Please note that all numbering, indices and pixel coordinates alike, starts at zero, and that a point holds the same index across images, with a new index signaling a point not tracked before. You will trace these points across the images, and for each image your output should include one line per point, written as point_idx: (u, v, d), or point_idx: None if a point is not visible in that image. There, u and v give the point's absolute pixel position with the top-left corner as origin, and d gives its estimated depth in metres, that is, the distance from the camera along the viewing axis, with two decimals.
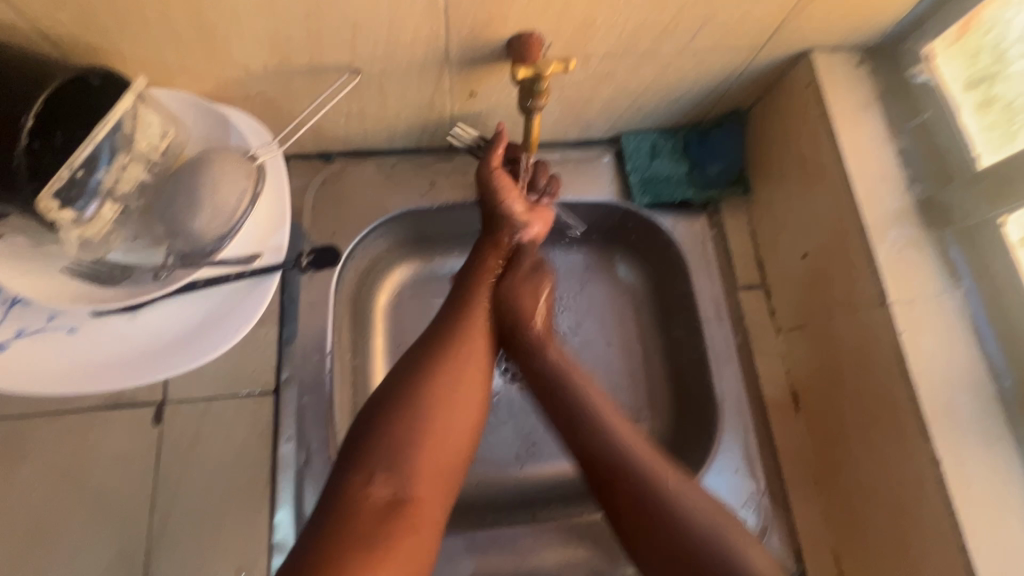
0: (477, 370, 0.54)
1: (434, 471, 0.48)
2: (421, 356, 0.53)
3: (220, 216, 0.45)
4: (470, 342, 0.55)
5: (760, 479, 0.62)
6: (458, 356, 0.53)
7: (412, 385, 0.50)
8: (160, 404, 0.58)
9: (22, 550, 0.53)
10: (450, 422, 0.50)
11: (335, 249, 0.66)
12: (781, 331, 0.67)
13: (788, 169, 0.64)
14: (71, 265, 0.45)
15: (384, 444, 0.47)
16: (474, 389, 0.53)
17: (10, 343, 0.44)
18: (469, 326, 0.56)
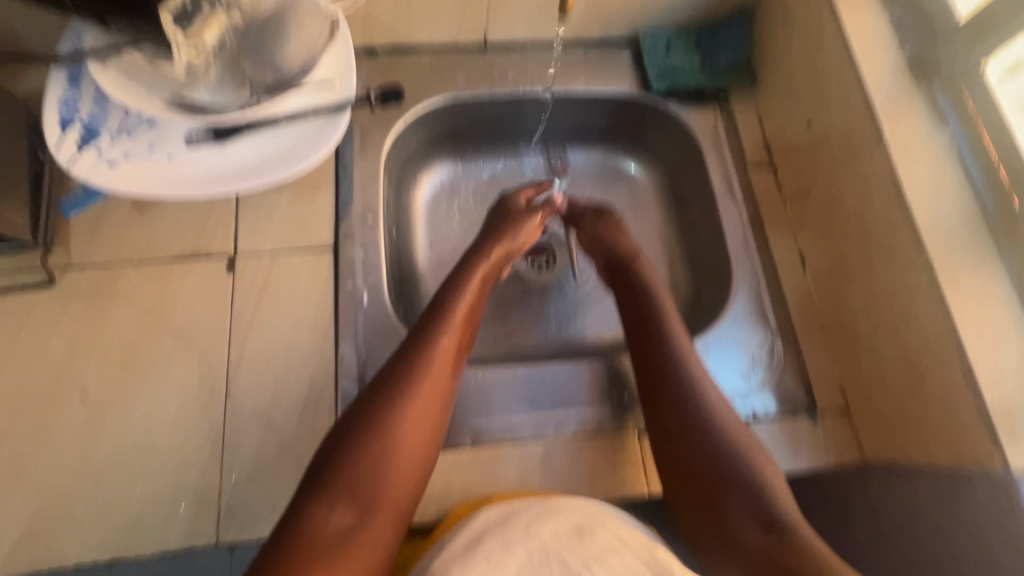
0: (438, 394, 0.55)
1: (393, 501, 0.51)
2: (383, 389, 0.54)
3: (304, 49, 0.52)
4: (429, 371, 0.55)
5: (772, 323, 0.69)
6: (421, 381, 0.55)
7: (374, 420, 0.52)
8: (233, 255, 0.65)
9: (114, 374, 0.59)
10: (412, 439, 0.52)
11: (400, 86, 0.74)
12: (787, 202, 0.74)
13: (792, 50, 0.71)
14: (168, 99, 0.51)
15: (345, 476, 0.49)
16: (428, 421, 0.54)
17: (121, 162, 0.52)
18: (433, 359, 0.56)
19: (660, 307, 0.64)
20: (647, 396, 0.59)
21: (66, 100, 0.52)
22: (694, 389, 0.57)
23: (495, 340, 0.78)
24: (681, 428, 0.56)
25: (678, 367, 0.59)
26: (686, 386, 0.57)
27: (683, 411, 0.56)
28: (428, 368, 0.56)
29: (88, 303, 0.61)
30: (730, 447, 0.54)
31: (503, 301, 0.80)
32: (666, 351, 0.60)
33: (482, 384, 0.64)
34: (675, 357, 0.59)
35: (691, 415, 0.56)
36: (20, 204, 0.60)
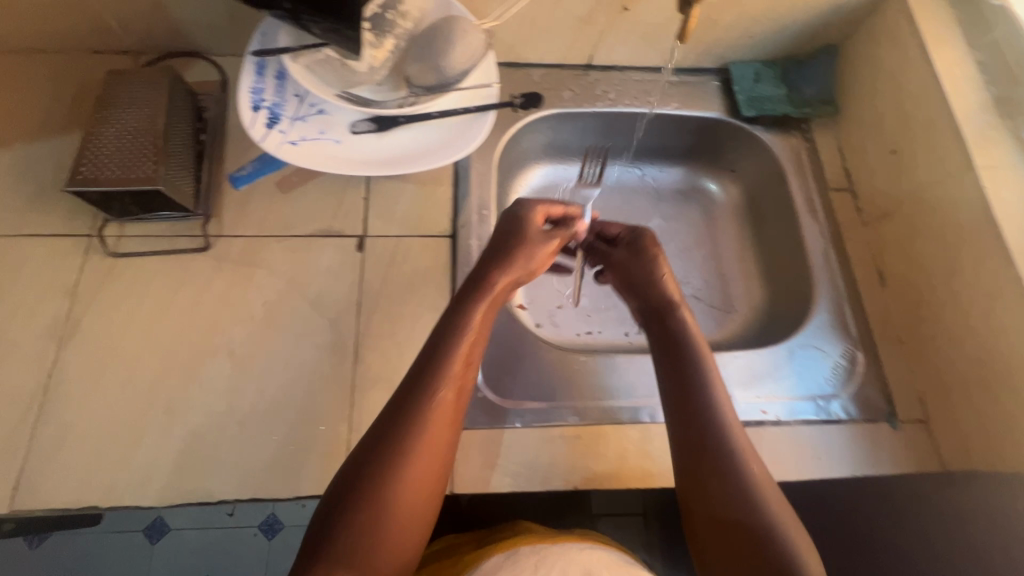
0: (439, 449, 0.50)
1: (389, 559, 0.46)
2: (375, 463, 0.48)
3: (468, 55, 0.60)
4: (431, 421, 0.50)
5: (854, 334, 0.73)
6: (415, 441, 0.49)
7: (365, 485, 0.47)
8: (362, 236, 0.72)
9: (257, 333, 0.65)
10: (409, 498, 0.48)
11: (540, 97, 0.83)
12: (867, 224, 0.79)
13: (877, 85, 0.77)
14: (339, 91, 0.59)
15: (348, 545, 0.45)
16: (437, 470, 0.50)
17: (299, 143, 0.59)
18: (436, 414, 0.50)
19: (707, 375, 0.57)
20: (682, 461, 0.53)
21: (255, 89, 0.60)
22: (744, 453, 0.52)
23: (579, 336, 0.85)
24: (732, 497, 0.50)
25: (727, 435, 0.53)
26: (735, 454, 0.52)
27: (726, 482, 0.51)
28: (425, 427, 0.50)
29: (236, 269, 0.68)
30: (772, 524, 0.48)
31: (587, 301, 0.88)
32: (710, 420, 0.54)
33: (586, 368, 0.70)
34: (715, 426, 0.54)
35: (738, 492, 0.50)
36: (189, 177, 0.69)
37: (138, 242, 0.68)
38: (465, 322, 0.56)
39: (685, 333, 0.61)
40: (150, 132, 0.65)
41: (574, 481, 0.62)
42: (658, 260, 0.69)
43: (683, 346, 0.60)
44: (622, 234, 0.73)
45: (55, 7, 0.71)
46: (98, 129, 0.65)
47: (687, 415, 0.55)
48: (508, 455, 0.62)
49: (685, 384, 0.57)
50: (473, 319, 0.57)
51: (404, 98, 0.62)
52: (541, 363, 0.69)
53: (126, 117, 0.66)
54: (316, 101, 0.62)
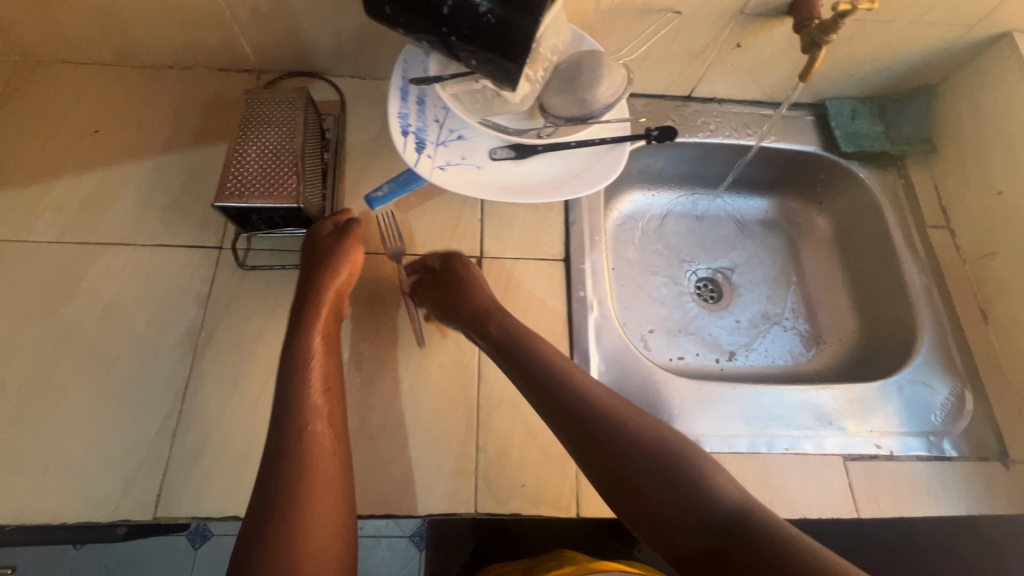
0: (331, 477, 0.53)
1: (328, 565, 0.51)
2: (276, 482, 0.52)
3: (612, 90, 0.62)
4: (306, 456, 0.53)
5: (960, 372, 0.74)
6: (306, 470, 0.53)
7: (286, 516, 0.51)
8: (480, 257, 0.73)
9: (384, 349, 0.67)
10: (313, 516, 0.51)
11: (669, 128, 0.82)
12: (967, 262, 0.80)
13: (981, 127, 0.79)
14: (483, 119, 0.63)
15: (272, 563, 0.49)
16: (336, 493, 0.53)
17: (446, 168, 0.62)
18: (307, 450, 0.53)
19: (594, 400, 0.58)
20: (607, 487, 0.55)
21: (401, 114, 0.62)
22: (653, 468, 0.54)
23: (673, 361, 0.85)
24: (670, 520, 0.52)
25: (639, 464, 0.54)
26: (657, 477, 0.54)
27: (663, 497, 0.53)
28: (303, 459, 0.53)
29: (361, 285, 0.70)
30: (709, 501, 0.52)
31: (678, 326, 0.88)
32: (620, 444, 0.55)
33: (701, 396, 0.70)
34: (633, 454, 0.55)
35: (684, 509, 0.52)
36: (317, 194, 0.70)
37: (266, 256, 0.70)
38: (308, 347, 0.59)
39: (543, 359, 0.61)
40: (287, 150, 0.66)
41: None
42: (479, 283, 0.67)
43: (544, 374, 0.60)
44: (436, 266, 0.69)
45: (192, 31, 0.74)
46: (239, 146, 0.66)
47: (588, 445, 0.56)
48: None
49: (576, 420, 0.57)
50: (311, 342, 0.59)
51: (542, 128, 0.65)
52: (656, 390, 0.69)
53: (264, 135, 0.67)
54: (455, 128, 0.64)
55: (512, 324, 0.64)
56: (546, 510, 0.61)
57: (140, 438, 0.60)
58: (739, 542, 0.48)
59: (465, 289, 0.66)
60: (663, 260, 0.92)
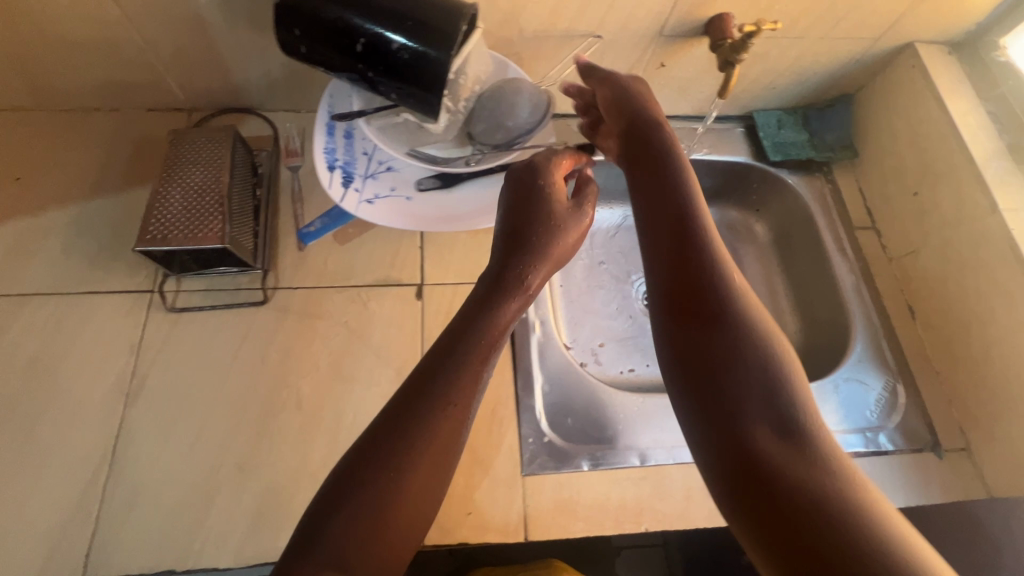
0: (444, 467, 0.42)
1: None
2: (398, 441, 0.41)
3: (534, 113, 0.64)
4: (444, 427, 0.42)
5: (892, 367, 0.76)
6: (427, 447, 0.41)
7: (384, 490, 0.39)
8: (421, 284, 0.74)
9: (325, 385, 0.66)
10: (406, 529, 0.39)
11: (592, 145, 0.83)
12: (893, 261, 0.84)
13: (894, 133, 0.83)
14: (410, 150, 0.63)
15: (341, 545, 0.37)
16: (436, 487, 0.42)
17: (374, 201, 0.62)
18: (439, 422, 0.42)
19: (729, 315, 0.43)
20: (699, 401, 0.41)
21: (327, 149, 0.63)
22: (799, 441, 0.37)
23: (622, 374, 0.86)
24: (772, 475, 0.36)
25: (783, 431, 0.37)
26: (793, 454, 0.36)
27: (795, 463, 0.36)
28: (431, 431, 0.42)
29: (300, 320, 0.69)
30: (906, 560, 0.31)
31: (627, 339, 0.89)
32: (744, 370, 0.40)
33: (644, 408, 0.71)
34: (764, 392, 0.39)
35: (808, 472, 0.35)
36: (249, 231, 0.69)
37: (199, 296, 0.69)
38: (496, 308, 0.48)
39: (717, 262, 0.46)
40: (214, 189, 0.66)
41: (645, 523, 0.63)
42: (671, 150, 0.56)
43: (684, 263, 0.46)
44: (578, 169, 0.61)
45: (117, 75, 0.73)
46: (163, 188, 0.65)
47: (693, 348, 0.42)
48: (578, 500, 0.63)
49: (696, 326, 0.43)
50: (507, 311, 0.48)
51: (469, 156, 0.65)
52: (600, 405, 0.71)
53: (192, 175, 0.66)
54: (383, 159, 0.65)
55: (689, 202, 0.50)
56: (494, 536, 0.61)
57: (69, 495, 0.58)
58: (845, 532, 0.32)
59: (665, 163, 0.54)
60: (613, 273, 0.94)
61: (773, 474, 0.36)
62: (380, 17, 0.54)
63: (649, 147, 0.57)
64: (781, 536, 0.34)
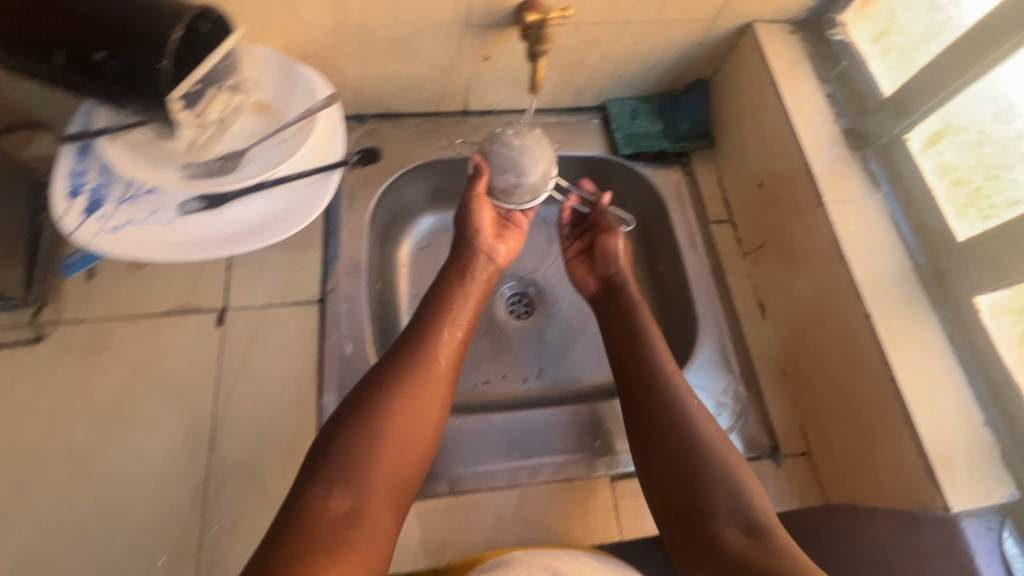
0: (439, 389, 0.60)
1: (385, 481, 0.54)
2: (390, 380, 0.58)
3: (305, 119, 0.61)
4: (417, 386, 0.59)
5: (736, 371, 0.73)
6: (421, 386, 0.59)
7: (386, 399, 0.57)
8: (223, 309, 0.68)
9: (103, 428, 0.61)
10: (403, 419, 0.56)
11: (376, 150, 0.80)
12: (747, 256, 0.79)
13: (743, 120, 0.79)
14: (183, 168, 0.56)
15: (352, 454, 0.53)
16: (430, 416, 0.59)
17: (122, 228, 0.55)
18: (431, 364, 0.61)
19: (694, 423, 0.56)
20: (662, 483, 0.55)
21: (75, 172, 0.56)
22: (688, 453, 0.55)
23: (475, 387, 0.83)
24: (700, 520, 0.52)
25: (671, 441, 0.55)
26: (682, 451, 0.55)
27: (685, 443, 0.55)
28: (424, 364, 0.60)
29: (81, 357, 0.64)
30: (727, 470, 0.53)
31: (484, 349, 0.85)
32: (654, 402, 0.58)
33: (460, 432, 0.66)
34: (674, 433, 0.56)
35: (681, 446, 0.55)
36: (15, 265, 0.62)
37: None
38: (466, 284, 0.70)
39: (641, 333, 0.64)
40: None
41: (447, 557, 0.60)
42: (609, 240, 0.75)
43: (643, 374, 0.61)
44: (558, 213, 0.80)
45: None
46: None
47: (658, 434, 0.57)
48: None
49: (638, 409, 0.59)
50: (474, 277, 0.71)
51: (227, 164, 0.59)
52: None
53: None
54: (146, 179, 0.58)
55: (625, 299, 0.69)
56: None
57: None
58: (725, 501, 0.52)
59: (602, 254, 0.74)
60: None
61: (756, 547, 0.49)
62: (89, 29, 0.48)
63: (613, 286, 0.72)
64: (680, 524, 0.53)
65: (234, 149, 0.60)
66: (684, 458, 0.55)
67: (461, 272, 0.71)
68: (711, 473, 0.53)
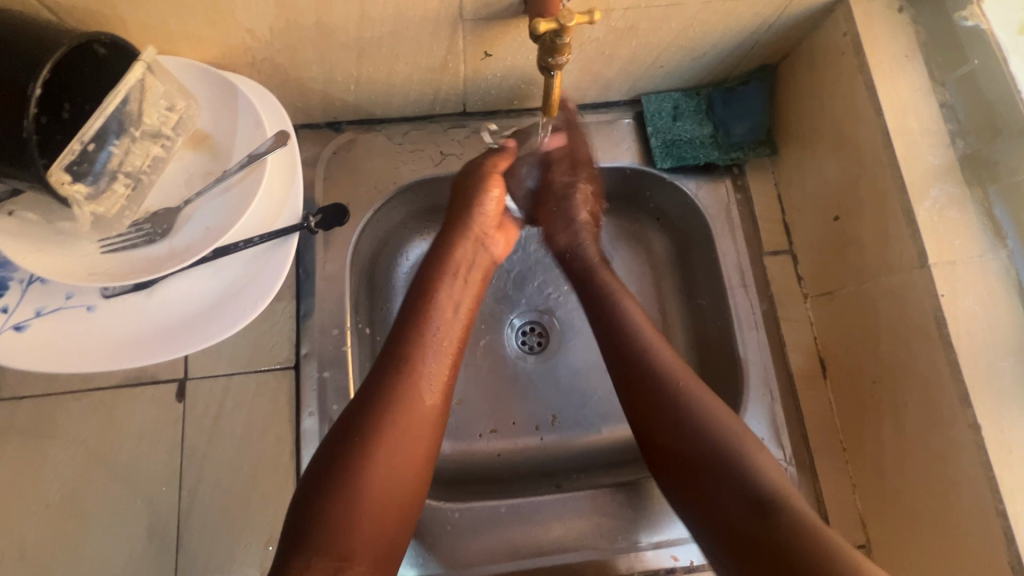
0: (426, 418, 0.50)
1: (372, 538, 0.45)
2: (364, 412, 0.48)
3: (248, 170, 0.48)
4: (398, 426, 0.48)
5: (787, 446, 0.61)
6: (400, 415, 0.49)
7: (362, 437, 0.47)
8: (182, 380, 0.58)
9: (55, 525, 0.54)
10: (392, 466, 0.47)
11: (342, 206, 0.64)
12: (809, 298, 0.65)
13: (820, 127, 0.61)
14: (101, 242, 0.44)
15: (330, 510, 0.44)
16: (420, 449, 0.49)
17: (30, 322, 0.44)
18: (413, 385, 0.50)
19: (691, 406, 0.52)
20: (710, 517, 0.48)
21: None
22: (709, 433, 0.50)
23: (479, 439, 0.70)
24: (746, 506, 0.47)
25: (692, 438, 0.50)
26: (706, 453, 0.50)
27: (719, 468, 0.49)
28: (402, 386, 0.50)
29: (24, 443, 0.56)
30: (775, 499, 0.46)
31: (489, 391, 0.72)
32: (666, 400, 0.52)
33: (461, 526, 0.59)
34: (695, 433, 0.50)
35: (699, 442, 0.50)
36: None
37: None
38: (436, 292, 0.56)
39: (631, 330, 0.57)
40: None
41: None
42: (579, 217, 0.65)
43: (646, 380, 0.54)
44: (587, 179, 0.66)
45: None
46: None
47: (662, 428, 0.52)
48: None
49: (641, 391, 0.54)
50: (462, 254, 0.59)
51: (153, 229, 0.46)
52: None
53: None
54: None
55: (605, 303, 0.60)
56: None
57: None
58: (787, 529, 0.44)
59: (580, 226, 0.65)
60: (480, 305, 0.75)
61: (772, 532, 0.45)
62: None
63: (579, 266, 0.64)
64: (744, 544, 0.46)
65: (167, 206, 0.47)
66: (694, 445, 0.50)
67: (449, 265, 0.59)
68: (735, 450, 0.49)
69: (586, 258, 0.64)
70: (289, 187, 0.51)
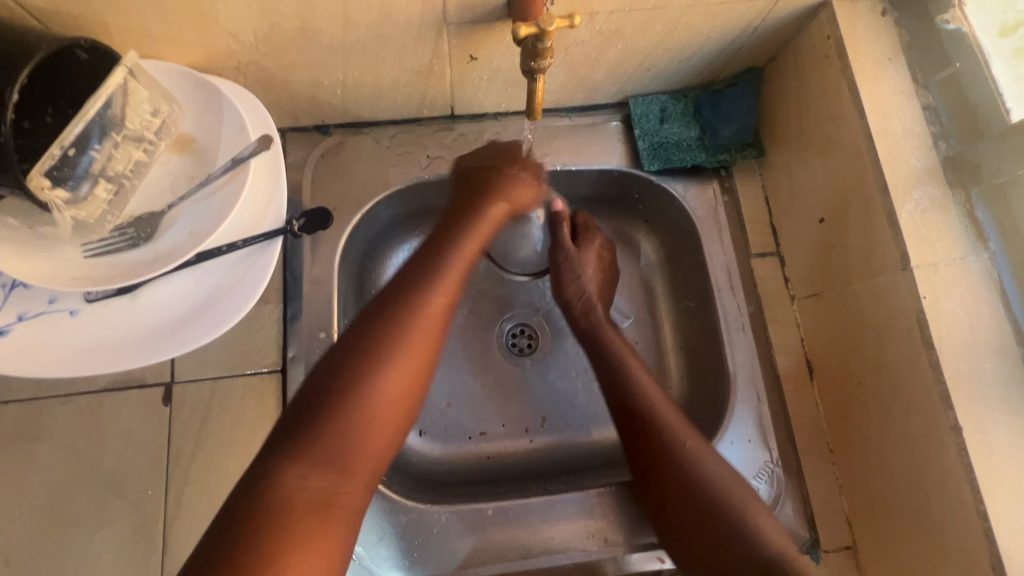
0: (428, 336, 0.48)
1: (369, 456, 0.43)
2: (366, 331, 0.46)
3: (231, 175, 0.48)
4: (399, 348, 0.46)
5: (774, 448, 0.61)
6: (403, 334, 0.47)
7: (360, 351, 0.45)
8: (169, 383, 0.58)
9: (41, 529, 0.54)
10: (390, 383, 0.45)
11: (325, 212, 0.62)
12: (796, 300, 0.65)
13: (805, 130, 0.61)
14: (82, 248, 0.44)
15: (324, 423, 0.42)
16: (421, 369, 0.47)
17: (13, 327, 0.44)
18: (416, 306, 0.48)
19: (682, 446, 0.55)
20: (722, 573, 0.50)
21: None
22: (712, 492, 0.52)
23: (469, 441, 0.70)
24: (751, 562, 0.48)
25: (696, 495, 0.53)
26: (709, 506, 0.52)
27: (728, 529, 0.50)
28: (404, 306, 0.48)
29: (10, 447, 0.56)
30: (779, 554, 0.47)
31: (478, 393, 0.72)
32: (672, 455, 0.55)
33: (448, 528, 0.59)
34: (700, 484, 0.53)
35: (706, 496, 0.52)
36: None
37: None
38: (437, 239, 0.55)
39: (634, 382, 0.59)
40: None
41: None
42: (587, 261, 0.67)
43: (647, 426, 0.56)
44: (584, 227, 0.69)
45: None
46: None
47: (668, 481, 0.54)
48: None
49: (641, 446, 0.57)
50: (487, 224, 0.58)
51: (136, 234, 0.46)
52: (394, 526, 0.59)
53: None
54: None
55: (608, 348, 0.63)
56: None
57: None
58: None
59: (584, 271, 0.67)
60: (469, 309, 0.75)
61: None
62: None
63: (585, 321, 0.66)
64: None
65: (153, 209, 0.47)
66: (700, 501, 0.52)
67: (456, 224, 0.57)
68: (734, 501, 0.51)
69: (592, 316, 0.66)
70: (272, 191, 0.51)
